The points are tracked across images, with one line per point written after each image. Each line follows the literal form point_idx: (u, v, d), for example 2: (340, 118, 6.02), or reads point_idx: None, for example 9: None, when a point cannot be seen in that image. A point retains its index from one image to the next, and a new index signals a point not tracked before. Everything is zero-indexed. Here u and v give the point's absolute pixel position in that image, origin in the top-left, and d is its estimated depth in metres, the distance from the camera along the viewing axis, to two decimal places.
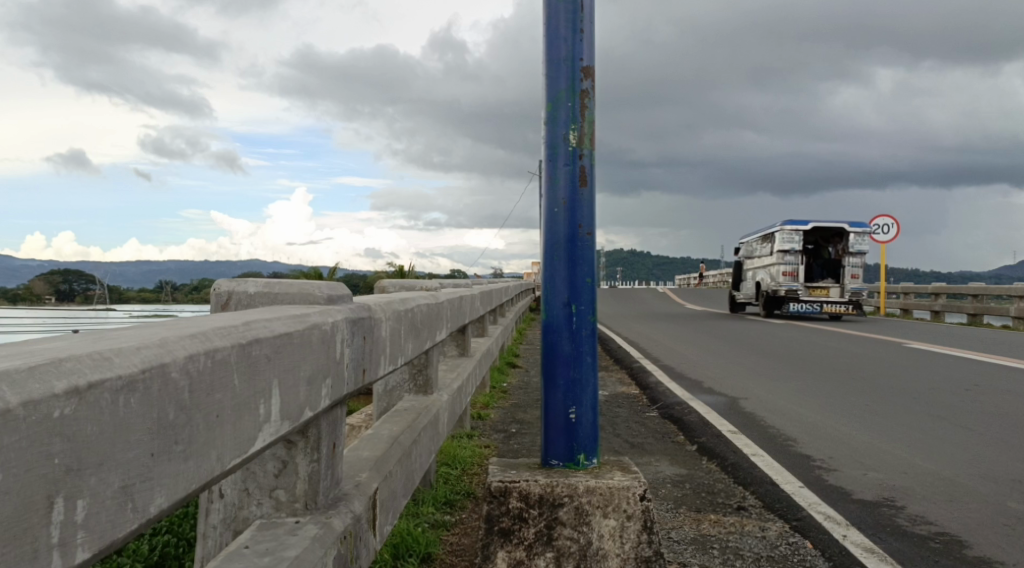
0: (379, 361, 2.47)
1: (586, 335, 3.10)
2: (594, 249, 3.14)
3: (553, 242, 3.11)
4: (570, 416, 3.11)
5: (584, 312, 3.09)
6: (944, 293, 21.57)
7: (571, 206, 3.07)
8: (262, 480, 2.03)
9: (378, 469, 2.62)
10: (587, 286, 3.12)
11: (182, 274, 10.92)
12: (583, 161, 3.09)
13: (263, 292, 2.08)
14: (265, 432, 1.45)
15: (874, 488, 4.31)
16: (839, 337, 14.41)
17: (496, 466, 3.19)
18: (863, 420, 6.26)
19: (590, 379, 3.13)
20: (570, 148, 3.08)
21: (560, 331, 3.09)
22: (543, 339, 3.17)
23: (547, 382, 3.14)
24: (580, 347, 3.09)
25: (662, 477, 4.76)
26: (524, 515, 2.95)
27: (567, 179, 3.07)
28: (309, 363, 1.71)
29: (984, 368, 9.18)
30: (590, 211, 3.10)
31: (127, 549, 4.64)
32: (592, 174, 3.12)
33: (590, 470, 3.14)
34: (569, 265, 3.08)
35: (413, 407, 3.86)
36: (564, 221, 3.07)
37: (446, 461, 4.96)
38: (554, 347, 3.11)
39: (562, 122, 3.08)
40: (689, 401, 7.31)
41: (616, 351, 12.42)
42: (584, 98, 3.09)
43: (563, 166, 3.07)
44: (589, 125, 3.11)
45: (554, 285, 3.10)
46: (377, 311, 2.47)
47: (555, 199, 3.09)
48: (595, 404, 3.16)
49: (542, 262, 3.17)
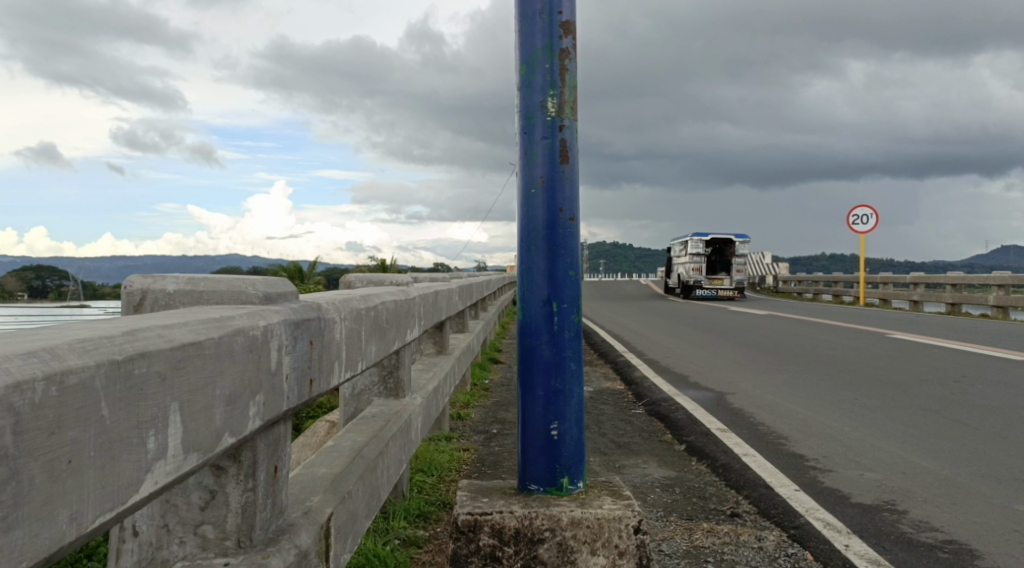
0: (333, 369, 2.15)
1: (570, 339, 2.80)
2: (577, 238, 2.83)
3: (530, 229, 2.79)
4: (552, 431, 2.81)
5: (566, 311, 2.78)
6: (922, 284, 21.63)
7: (551, 187, 2.76)
8: (187, 515, 1.72)
9: (334, 491, 2.30)
10: (570, 281, 2.81)
11: None
12: (564, 133, 2.78)
13: (185, 291, 1.75)
14: (160, 473, 1.13)
15: (873, 491, 4.06)
16: (821, 327, 14.34)
17: (467, 493, 2.88)
18: (855, 415, 6.01)
19: (574, 390, 2.83)
20: (548, 118, 2.77)
21: (539, 334, 2.78)
22: (521, 343, 2.86)
23: (526, 392, 2.83)
24: (562, 352, 2.78)
25: (650, 480, 4.49)
26: (498, 554, 2.65)
27: (545, 155, 2.77)
28: (228, 378, 1.38)
29: (971, 359, 9.01)
30: (572, 193, 2.79)
31: (95, 554, 4.34)
32: (574, 149, 2.81)
33: (574, 494, 2.84)
34: (550, 257, 2.77)
35: (382, 413, 3.54)
36: (543, 205, 2.76)
37: (421, 467, 4.65)
38: (533, 352, 2.79)
39: (538, 88, 2.78)
40: (676, 396, 7.07)
41: (599, 345, 12.19)
42: (563, 59, 2.78)
43: (542, 139, 2.77)
44: (570, 91, 2.80)
45: (532, 281, 2.79)
46: (329, 310, 2.15)
47: (532, 178, 2.78)
48: (579, 418, 2.86)
49: (519, 253, 2.85)
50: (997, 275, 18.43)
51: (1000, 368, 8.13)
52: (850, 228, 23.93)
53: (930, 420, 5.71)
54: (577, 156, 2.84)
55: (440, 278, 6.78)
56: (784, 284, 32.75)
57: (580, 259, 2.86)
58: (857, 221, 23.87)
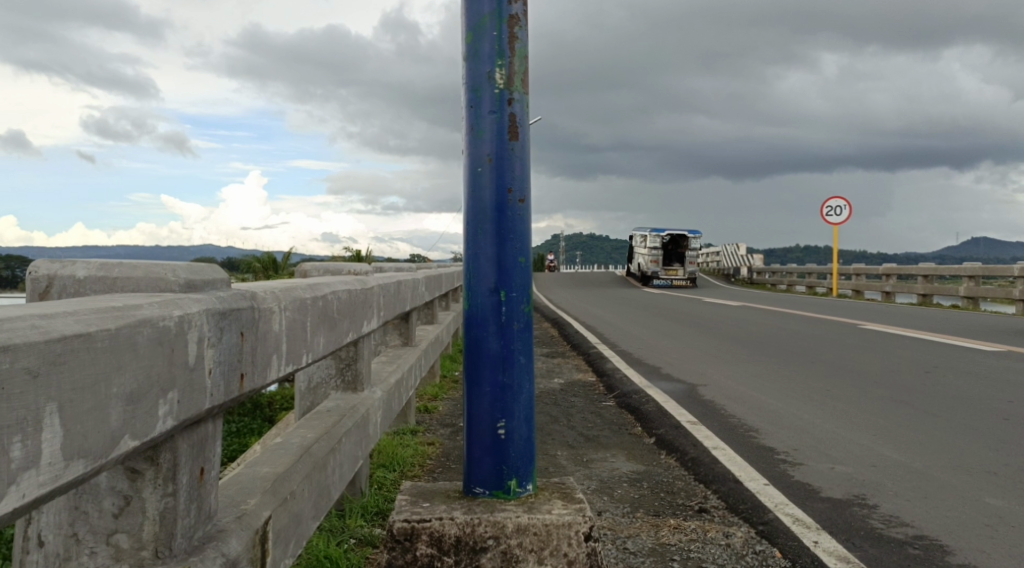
0: (270, 362, 2.00)
1: (519, 330, 2.66)
2: (527, 222, 2.70)
3: (477, 211, 2.66)
4: (499, 429, 2.67)
5: (515, 300, 2.65)
6: (894, 276, 21.91)
7: (499, 165, 2.63)
8: (98, 523, 1.57)
9: (274, 493, 2.16)
10: (519, 269, 2.67)
11: None
12: (513, 107, 2.64)
13: (97, 277, 1.59)
14: (31, 484, 0.98)
15: (844, 485, 4.00)
16: (794, 318, 14.43)
17: (407, 497, 2.76)
18: (826, 407, 5.98)
19: (524, 385, 2.70)
20: (496, 90, 2.63)
21: (486, 325, 2.65)
22: (467, 335, 2.72)
23: (472, 388, 2.69)
24: (511, 345, 2.65)
25: (617, 475, 4.40)
26: (436, 564, 2.53)
27: (492, 131, 2.63)
28: (127, 374, 1.23)
29: (942, 349, 9.05)
30: (521, 172, 2.66)
31: None
32: (524, 125, 2.68)
33: (522, 498, 2.72)
34: (498, 242, 2.63)
35: (338, 407, 3.40)
36: (491, 186, 2.63)
37: (383, 462, 4.53)
38: (480, 344, 2.66)
39: (486, 58, 2.64)
40: (647, 388, 6.99)
41: (573, 335, 12.14)
42: (512, 26, 2.64)
43: (489, 114, 2.63)
44: (519, 62, 2.66)
45: (480, 268, 2.65)
46: (266, 299, 2.00)
47: (479, 156, 2.65)
48: (528, 416, 2.74)
49: (465, 238, 2.72)
50: (967, 266, 18.64)
51: (969, 359, 8.17)
52: (824, 220, 24.10)
53: (901, 412, 5.68)
54: (527, 132, 2.71)
55: (407, 268, 6.63)
56: (758, 275, 33.03)
57: (531, 244, 2.73)
58: (831, 213, 24.06)
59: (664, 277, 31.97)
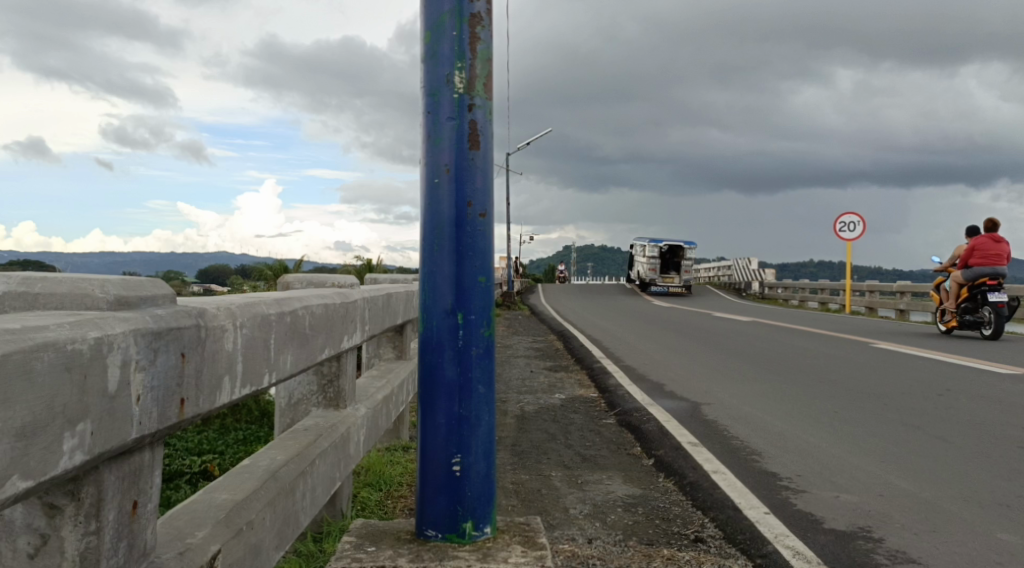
0: (222, 383, 1.85)
1: (478, 356, 2.47)
2: (488, 238, 2.54)
3: (435, 225, 2.50)
4: (454, 464, 2.46)
5: (473, 323, 2.47)
6: (908, 292, 21.56)
7: (458, 176, 2.48)
8: (11, 564, 1.43)
9: (228, 523, 2.01)
10: (479, 289, 2.50)
11: (133, 266, 10.33)
12: (474, 113, 2.51)
13: (20, 293, 1.48)
14: None
15: (848, 516, 3.80)
16: (804, 334, 14.20)
17: (354, 540, 2.51)
18: (834, 431, 5.77)
19: (483, 417, 2.50)
20: (456, 94, 2.50)
21: (441, 349, 2.46)
22: (421, 361, 2.53)
23: (426, 418, 2.49)
24: (468, 372, 2.46)
25: (612, 498, 4.23)
26: None
27: (452, 139, 2.49)
28: (16, 407, 1.09)
29: (957, 371, 8.80)
30: (482, 185, 2.52)
31: None
32: (485, 132, 2.55)
33: (478, 542, 2.48)
34: (456, 260, 2.47)
35: (317, 426, 3.25)
36: (449, 198, 2.48)
37: (370, 481, 4.40)
38: (435, 371, 2.46)
39: (445, 60, 2.51)
40: (649, 406, 6.81)
41: (578, 349, 11.98)
42: (474, 26, 2.51)
43: (448, 120, 2.50)
44: (480, 65, 2.54)
45: (436, 287, 2.48)
46: (219, 315, 1.86)
47: (437, 166, 2.50)
48: (488, 451, 2.53)
49: (422, 254, 2.55)
50: None
51: (985, 382, 7.93)
52: (838, 235, 23.80)
53: (911, 437, 5.47)
54: (489, 141, 2.57)
55: (403, 279, 6.48)
56: (770, 290, 32.73)
57: (493, 263, 2.56)
58: (845, 228, 23.76)
59: (661, 284, 34.80)
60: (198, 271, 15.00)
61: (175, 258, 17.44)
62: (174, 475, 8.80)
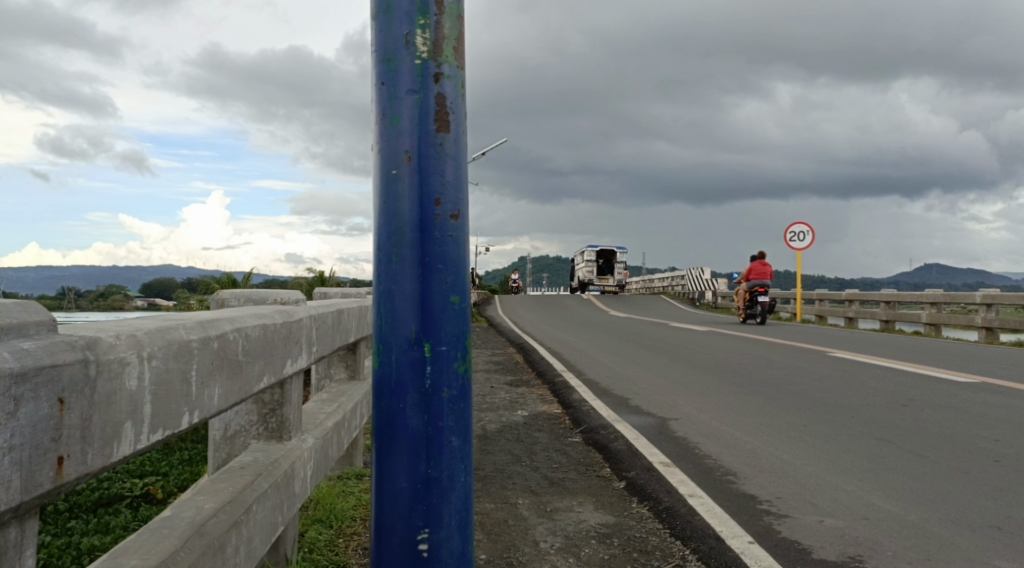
0: (122, 430, 1.47)
1: (450, 401, 2.14)
2: (456, 248, 2.19)
3: (394, 231, 2.15)
4: (420, 541, 2.10)
5: (443, 356, 2.12)
6: (856, 301, 21.84)
7: (421, 166, 2.14)
8: None
9: None
10: (450, 314, 2.15)
11: (65, 278, 9.58)
12: (441, 85, 2.18)
13: None
14: None
15: (837, 544, 3.56)
16: (762, 344, 14.19)
17: None
18: (807, 447, 5.56)
19: (455, 477, 2.16)
20: (418, 63, 2.16)
21: (404, 388, 2.11)
22: (377, 403, 2.17)
23: (383, 481, 2.13)
24: (438, 420, 2.11)
25: (584, 528, 3.92)
26: None
27: (413, 119, 2.15)
28: None
29: (916, 380, 8.78)
30: (451, 178, 2.18)
31: None
32: (455, 109, 2.22)
33: None
34: (421, 275, 2.12)
35: (257, 462, 2.85)
36: (411, 196, 2.14)
37: (319, 517, 4.00)
38: (396, 416, 2.11)
39: (404, 20, 2.17)
40: (616, 422, 6.53)
41: (538, 362, 11.69)
42: None
43: (408, 94, 2.16)
44: (449, 24, 2.20)
45: (395, 312, 2.13)
46: (122, 347, 1.49)
47: (396, 153, 2.16)
48: (461, 521, 2.18)
49: (376, 271, 2.20)
50: (930, 292, 18.54)
51: (946, 392, 7.87)
52: (788, 244, 24.14)
53: (886, 453, 5.28)
54: (458, 120, 2.24)
55: (357, 293, 6.05)
56: (723, 299, 33.19)
57: (466, 281, 2.23)
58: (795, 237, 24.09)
59: None
60: (144, 284, 14.29)
61: (120, 273, 16.67)
62: (113, 500, 8.10)
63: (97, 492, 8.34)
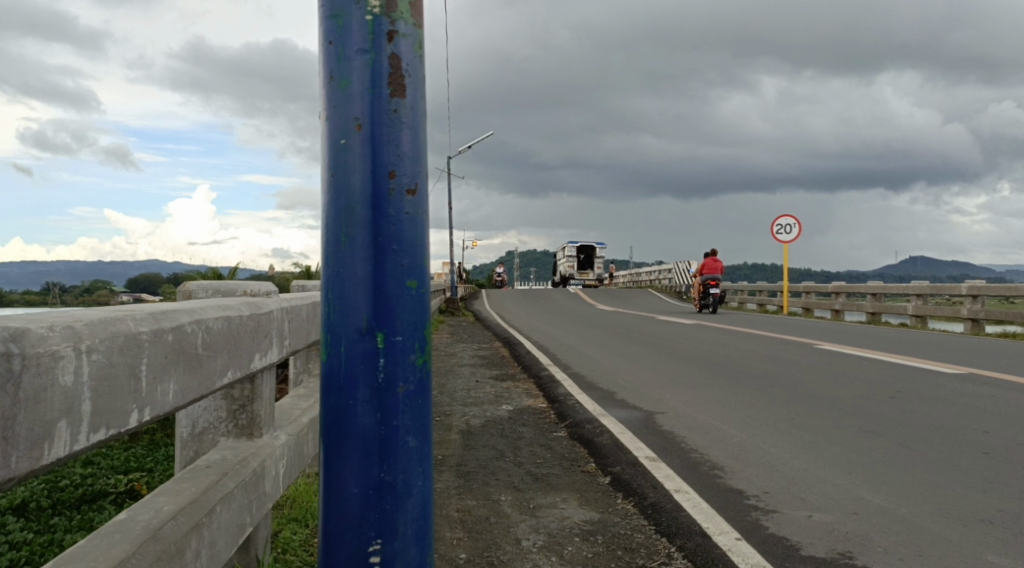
0: (55, 430, 1.35)
1: (406, 397, 2.02)
2: (411, 228, 2.07)
3: (344, 208, 2.03)
4: (372, 552, 1.99)
5: (397, 347, 2.01)
6: (843, 294, 21.88)
7: (372, 135, 2.02)
8: None
9: None
10: (406, 301, 2.04)
11: (47, 273, 9.36)
12: (395, 44, 2.06)
13: None
14: None
15: (826, 539, 3.48)
16: (749, 336, 14.16)
17: None
18: (795, 440, 5.49)
19: (411, 480, 2.04)
20: (370, 21, 2.04)
21: (355, 381, 1.99)
22: (325, 398, 2.04)
23: (333, 485, 2.01)
24: (391, 417, 2.00)
25: (568, 525, 3.82)
26: None
27: (364, 83, 2.03)
28: None
29: (905, 372, 8.73)
30: (407, 148, 2.06)
31: None
32: (411, 71, 2.09)
33: None
34: (374, 257, 2.00)
35: (225, 460, 2.73)
36: (362, 168, 2.02)
37: (295, 516, 3.88)
38: (347, 412, 1.99)
39: None
40: (602, 417, 6.43)
41: (526, 356, 11.58)
42: None
43: (359, 55, 2.04)
44: None
45: (346, 299, 2.01)
46: (56, 340, 1.36)
47: (347, 120, 2.04)
48: (418, 530, 2.07)
49: (326, 253, 2.07)
50: (917, 284, 18.53)
51: (934, 383, 7.83)
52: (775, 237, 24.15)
53: (875, 446, 5.21)
54: (415, 85, 2.12)
55: None
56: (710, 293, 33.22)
57: (423, 266, 2.11)
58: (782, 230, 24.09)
59: None
60: (130, 278, 14.08)
61: (105, 268, 16.41)
62: (97, 496, 7.89)
63: (80, 489, 8.14)
